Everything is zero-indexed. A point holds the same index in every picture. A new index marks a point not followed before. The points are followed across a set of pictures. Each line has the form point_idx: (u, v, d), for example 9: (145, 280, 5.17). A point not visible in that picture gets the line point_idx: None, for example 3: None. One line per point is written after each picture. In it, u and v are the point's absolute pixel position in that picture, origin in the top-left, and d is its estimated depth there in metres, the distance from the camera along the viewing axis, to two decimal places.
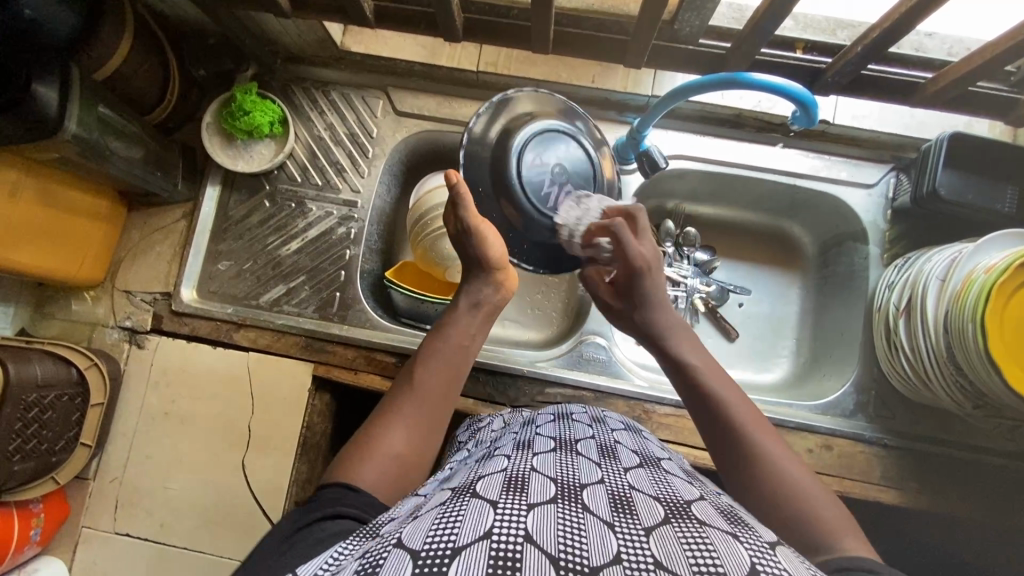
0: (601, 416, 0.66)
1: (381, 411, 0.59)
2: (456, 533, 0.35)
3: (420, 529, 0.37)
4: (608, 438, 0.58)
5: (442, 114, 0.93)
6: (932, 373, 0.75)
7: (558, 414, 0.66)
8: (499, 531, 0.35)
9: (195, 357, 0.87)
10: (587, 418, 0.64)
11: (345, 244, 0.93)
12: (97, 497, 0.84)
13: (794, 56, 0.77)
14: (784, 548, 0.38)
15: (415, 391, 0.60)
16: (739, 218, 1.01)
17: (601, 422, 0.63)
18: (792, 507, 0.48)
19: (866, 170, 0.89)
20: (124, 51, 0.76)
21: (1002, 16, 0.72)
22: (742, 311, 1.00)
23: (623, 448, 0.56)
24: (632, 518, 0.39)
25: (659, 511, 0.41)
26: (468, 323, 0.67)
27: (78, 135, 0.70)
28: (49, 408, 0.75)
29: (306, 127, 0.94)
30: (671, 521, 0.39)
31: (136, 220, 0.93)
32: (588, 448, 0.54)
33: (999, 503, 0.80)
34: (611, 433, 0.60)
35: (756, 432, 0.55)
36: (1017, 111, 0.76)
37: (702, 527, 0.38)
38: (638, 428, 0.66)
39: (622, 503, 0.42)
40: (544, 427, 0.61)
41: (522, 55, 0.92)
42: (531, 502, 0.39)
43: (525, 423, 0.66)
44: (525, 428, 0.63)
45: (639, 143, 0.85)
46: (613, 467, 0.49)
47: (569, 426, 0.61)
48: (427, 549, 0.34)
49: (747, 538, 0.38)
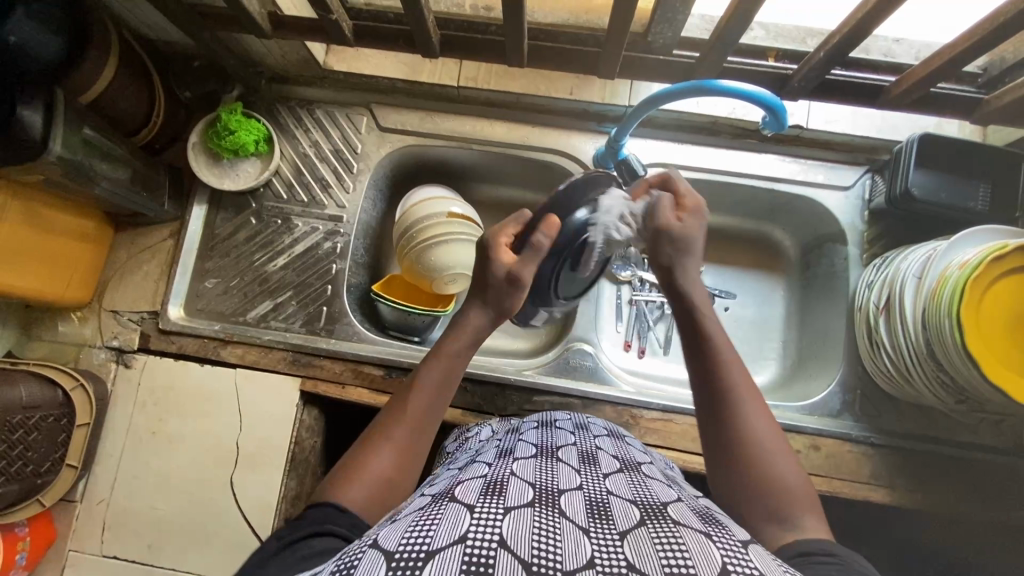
0: (584, 422, 0.66)
1: (370, 434, 0.57)
2: (432, 535, 0.35)
3: (395, 531, 0.37)
4: (590, 444, 0.58)
5: (425, 129, 0.95)
6: (913, 370, 0.76)
7: (541, 421, 0.66)
8: (473, 535, 0.35)
9: (182, 375, 0.88)
10: (570, 425, 0.65)
11: (331, 259, 0.93)
12: (84, 520, 0.84)
13: (767, 63, 0.79)
14: (757, 546, 0.38)
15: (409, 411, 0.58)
16: (721, 224, 1.03)
17: (583, 428, 0.64)
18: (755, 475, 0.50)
19: (841, 173, 0.91)
20: (109, 75, 0.78)
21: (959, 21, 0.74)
22: (728, 315, 1.01)
23: (604, 454, 0.56)
24: (607, 523, 0.39)
25: (635, 513, 0.41)
26: (469, 353, 0.64)
27: (64, 156, 0.71)
28: (35, 429, 0.75)
29: (292, 145, 0.96)
30: (647, 523, 0.39)
31: (123, 240, 0.94)
32: (569, 454, 0.54)
33: (987, 498, 0.80)
34: (593, 440, 0.60)
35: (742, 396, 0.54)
36: (981, 111, 0.78)
37: (678, 529, 0.39)
38: (621, 434, 0.67)
39: (599, 507, 0.42)
40: (527, 435, 0.61)
41: (501, 69, 0.92)
42: (508, 505, 0.39)
43: (509, 431, 0.66)
44: (508, 436, 0.64)
45: (617, 152, 0.87)
46: (592, 473, 0.50)
47: (551, 433, 0.61)
48: (402, 550, 0.34)
49: (720, 537, 0.38)
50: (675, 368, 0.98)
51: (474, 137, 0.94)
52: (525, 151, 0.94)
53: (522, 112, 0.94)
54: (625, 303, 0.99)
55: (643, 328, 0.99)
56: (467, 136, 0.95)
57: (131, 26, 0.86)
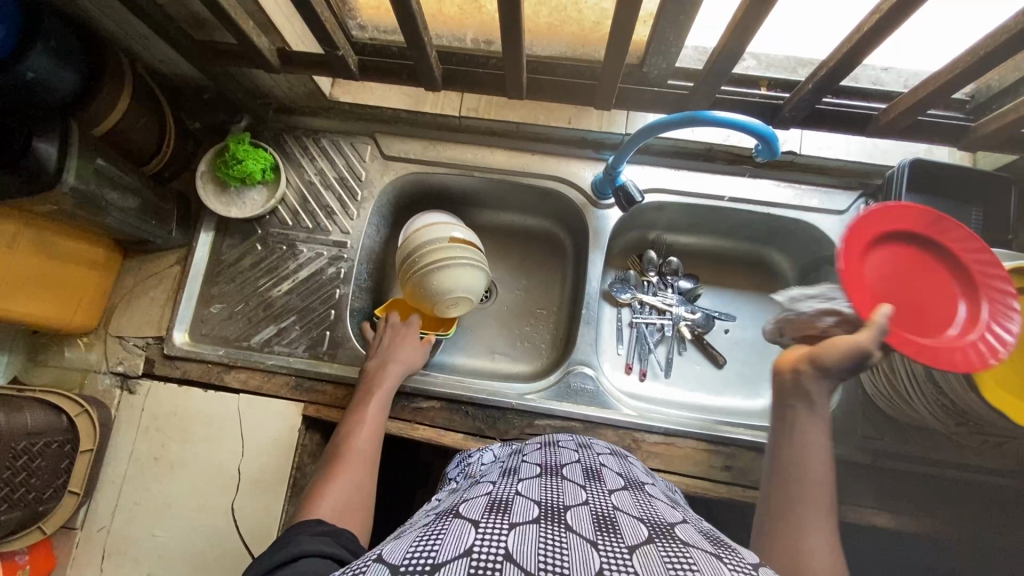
0: (585, 441, 0.67)
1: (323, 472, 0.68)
2: (437, 549, 0.36)
3: (401, 546, 0.38)
4: (593, 461, 0.59)
5: (427, 157, 0.97)
6: (913, 392, 0.76)
7: (544, 442, 0.66)
8: (479, 548, 0.36)
9: (186, 400, 0.88)
10: (572, 443, 0.65)
11: (335, 284, 0.95)
12: (84, 547, 0.83)
13: (759, 92, 0.82)
14: (767, 571, 0.39)
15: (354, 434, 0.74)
16: (719, 247, 1.05)
17: (586, 446, 0.64)
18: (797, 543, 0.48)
19: (836, 197, 0.93)
20: (122, 108, 0.80)
21: (945, 49, 0.75)
22: (728, 337, 1.02)
23: (608, 471, 0.57)
24: (615, 537, 0.40)
25: (642, 530, 0.42)
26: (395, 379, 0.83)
27: (76, 187, 0.73)
28: (38, 456, 0.75)
29: (297, 173, 0.98)
30: (655, 541, 0.40)
31: (130, 267, 0.96)
32: (574, 472, 0.55)
33: (994, 523, 0.80)
34: (597, 457, 0.60)
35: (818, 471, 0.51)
36: (969, 137, 0.79)
37: (686, 548, 0.39)
38: (624, 453, 0.67)
39: (607, 522, 0.42)
40: (530, 455, 0.62)
41: (501, 99, 0.95)
42: (513, 521, 0.40)
43: (513, 452, 0.66)
44: (512, 456, 0.64)
45: (615, 178, 0.89)
46: (598, 489, 0.50)
47: (554, 451, 0.62)
48: (407, 563, 0.35)
49: (730, 559, 0.39)
50: (677, 391, 0.98)
51: (476, 164, 0.97)
52: (525, 178, 0.97)
53: (523, 140, 0.96)
54: (626, 325, 1.01)
55: (644, 350, 0.99)
56: (469, 163, 0.97)
57: (145, 61, 0.89)
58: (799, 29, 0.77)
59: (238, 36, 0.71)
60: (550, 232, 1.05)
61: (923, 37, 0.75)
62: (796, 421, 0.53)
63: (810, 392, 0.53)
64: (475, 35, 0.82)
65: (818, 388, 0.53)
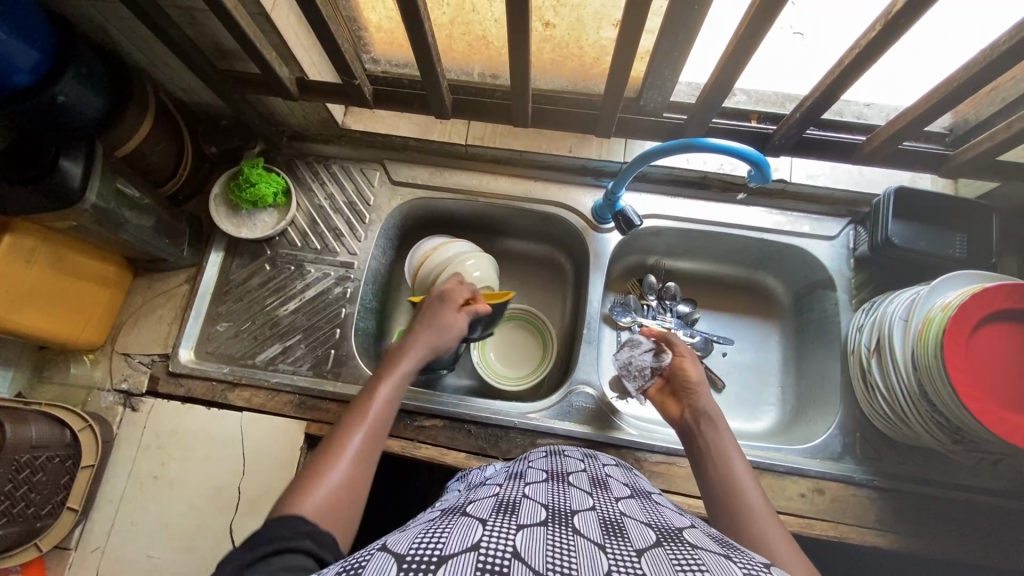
0: (593, 452, 0.67)
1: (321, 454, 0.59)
2: (444, 542, 0.37)
3: (406, 539, 0.39)
4: (600, 471, 0.60)
5: (434, 183, 1.01)
6: (909, 410, 0.78)
7: (549, 451, 0.67)
8: (486, 545, 0.37)
9: (188, 418, 0.88)
10: (578, 453, 0.66)
11: (341, 303, 0.97)
12: (76, 569, 0.81)
13: (749, 124, 0.87)
14: (779, 569, 0.39)
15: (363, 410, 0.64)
16: (715, 272, 1.08)
17: (592, 457, 0.65)
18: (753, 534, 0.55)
19: (827, 224, 0.97)
20: (144, 130, 0.84)
21: (915, 88, 0.80)
22: (726, 361, 1.04)
23: (614, 481, 0.57)
24: (622, 541, 0.41)
25: (650, 534, 0.42)
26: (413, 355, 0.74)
27: (97, 205, 0.76)
28: (40, 470, 0.75)
29: (307, 197, 1.02)
30: (663, 544, 0.41)
31: (140, 285, 0.98)
32: (581, 480, 0.55)
33: (998, 544, 0.80)
34: (603, 467, 0.61)
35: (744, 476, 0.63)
36: (949, 164, 0.84)
37: (693, 550, 0.40)
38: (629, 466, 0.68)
39: (614, 526, 0.43)
40: (536, 462, 0.63)
41: (507, 129, 0.99)
42: (520, 523, 0.41)
43: (517, 460, 0.67)
44: (518, 463, 0.65)
45: (614, 204, 0.92)
46: (604, 496, 0.51)
47: (561, 460, 0.62)
48: (413, 553, 0.36)
49: (739, 559, 0.40)
50: None
51: (481, 190, 1.01)
52: (527, 203, 1.00)
53: (526, 167, 1.00)
54: None
55: None
56: (474, 189, 1.01)
57: (168, 89, 0.94)
58: (782, 67, 0.82)
59: (262, 65, 0.76)
60: (550, 256, 1.09)
61: (896, 73, 0.80)
62: (705, 442, 0.69)
63: (706, 416, 0.73)
64: (483, 69, 0.86)
65: (710, 407, 0.74)
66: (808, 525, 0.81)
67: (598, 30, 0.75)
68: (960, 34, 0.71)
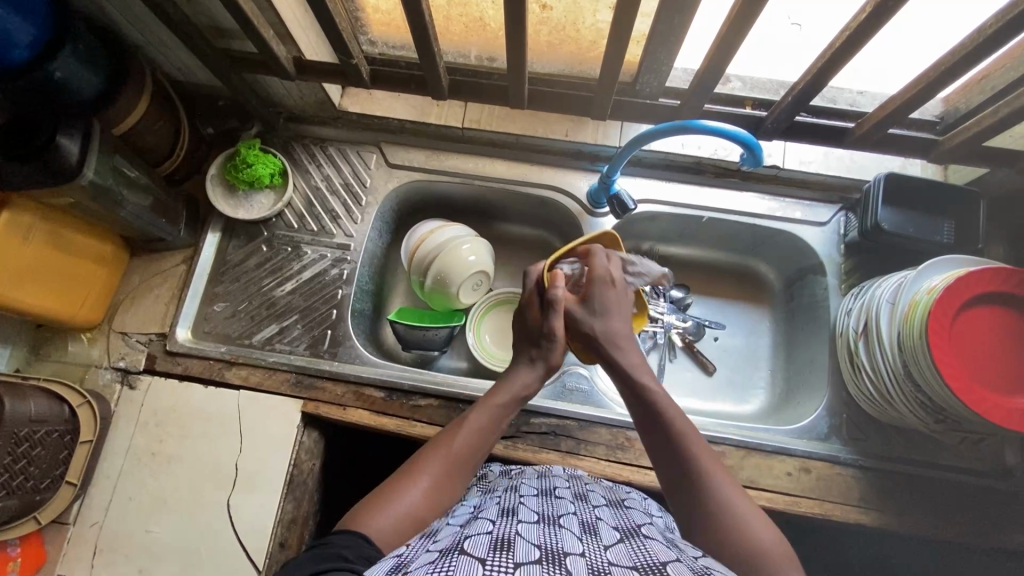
0: (583, 492, 0.68)
1: (405, 475, 0.63)
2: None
3: None
4: (589, 515, 0.59)
5: (430, 166, 1.02)
6: (894, 391, 0.80)
7: (542, 488, 0.67)
8: None
9: (185, 396, 0.89)
10: (569, 494, 0.65)
11: (337, 285, 0.98)
12: (76, 543, 0.83)
13: (745, 110, 0.88)
14: None
15: (447, 447, 0.66)
16: (708, 257, 1.09)
17: (582, 499, 0.65)
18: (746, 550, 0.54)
19: (818, 210, 0.98)
20: (141, 111, 0.84)
21: (901, 75, 0.82)
22: (717, 345, 1.05)
23: (604, 523, 0.57)
24: None
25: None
26: (513, 404, 0.73)
27: (94, 181, 0.76)
28: (39, 444, 0.76)
29: (304, 179, 1.02)
30: None
31: (137, 265, 0.98)
32: (570, 522, 0.56)
33: (977, 521, 0.82)
34: (593, 510, 0.61)
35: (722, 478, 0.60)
36: (937, 150, 0.86)
37: None
38: (619, 501, 0.68)
39: (602, 568, 0.44)
40: (528, 498, 0.62)
41: (503, 112, 1.00)
42: (515, 562, 0.43)
43: (509, 490, 0.66)
44: (509, 494, 0.64)
45: (609, 187, 0.93)
46: (594, 542, 0.51)
47: (552, 502, 0.62)
48: None
49: None
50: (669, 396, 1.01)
51: (476, 173, 1.01)
52: (523, 186, 1.01)
53: (522, 151, 1.01)
54: None
55: None
56: (469, 172, 1.01)
57: (164, 68, 0.94)
58: (775, 54, 0.83)
59: (259, 43, 0.76)
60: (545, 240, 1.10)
61: (890, 57, 0.80)
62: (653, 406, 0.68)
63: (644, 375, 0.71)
64: (479, 51, 0.87)
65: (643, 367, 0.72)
66: (794, 502, 0.83)
67: (595, 12, 0.75)
68: (954, 17, 0.70)
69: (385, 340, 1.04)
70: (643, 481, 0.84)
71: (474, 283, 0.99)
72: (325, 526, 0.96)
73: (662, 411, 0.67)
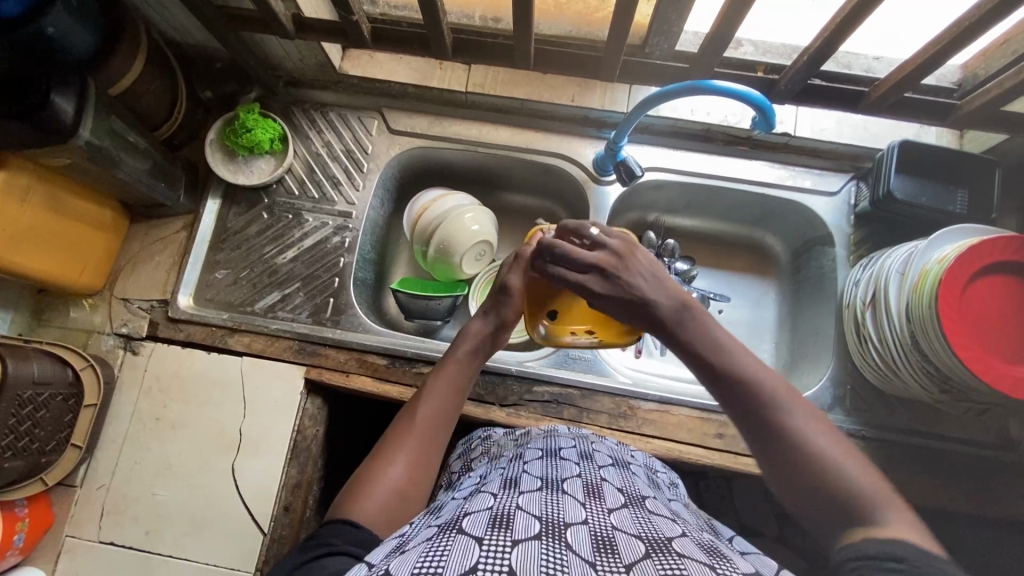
0: (588, 451, 0.67)
1: (379, 453, 0.62)
2: (442, 567, 0.39)
3: (408, 561, 0.41)
4: (594, 476, 0.59)
5: (433, 132, 1.00)
6: (900, 362, 0.79)
7: (545, 448, 0.67)
8: (483, 567, 0.39)
9: (189, 362, 0.89)
10: (574, 454, 0.65)
11: (339, 253, 0.97)
12: (83, 505, 0.84)
13: (757, 75, 0.86)
14: None
15: (415, 418, 0.65)
16: (715, 229, 1.08)
17: (587, 458, 0.65)
18: (843, 497, 0.45)
19: (829, 179, 0.96)
20: (137, 70, 0.82)
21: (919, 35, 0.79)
22: (722, 317, 1.05)
23: (608, 485, 0.57)
24: (613, 557, 0.42)
25: (639, 546, 0.44)
26: (472, 364, 0.72)
27: (91, 143, 0.75)
28: (43, 407, 0.76)
29: (304, 145, 1.00)
30: (652, 555, 0.42)
31: (137, 231, 0.97)
32: (574, 487, 0.55)
33: (977, 492, 0.82)
34: (597, 471, 0.61)
35: (788, 410, 0.50)
36: (954, 115, 0.84)
37: (681, 561, 0.41)
38: (625, 462, 0.68)
39: (605, 541, 0.44)
40: (531, 464, 0.62)
41: (507, 76, 0.97)
42: (515, 538, 0.42)
43: (512, 457, 0.66)
44: (512, 462, 0.64)
45: (616, 153, 0.91)
46: (597, 507, 0.51)
47: (555, 464, 0.61)
48: None
49: (723, 569, 0.41)
50: (673, 367, 1.00)
51: (480, 140, 0.99)
52: (528, 153, 0.99)
53: (527, 117, 0.98)
54: None
55: None
56: (473, 139, 0.99)
57: (159, 28, 0.91)
58: (789, 14, 0.81)
59: None
60: (549, 209, 1.08)
61: (909, 16, 0.77)
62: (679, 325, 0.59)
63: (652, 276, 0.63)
64: (484, 12, 0.84)
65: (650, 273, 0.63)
66: None
67: None
68: None
69: (388, 309, 1.04)
70: (645, 449, 0.84)
71: (479, 254, 0.98)
72: (329, 492, 0.97)
73: (716, 347, 0.56)
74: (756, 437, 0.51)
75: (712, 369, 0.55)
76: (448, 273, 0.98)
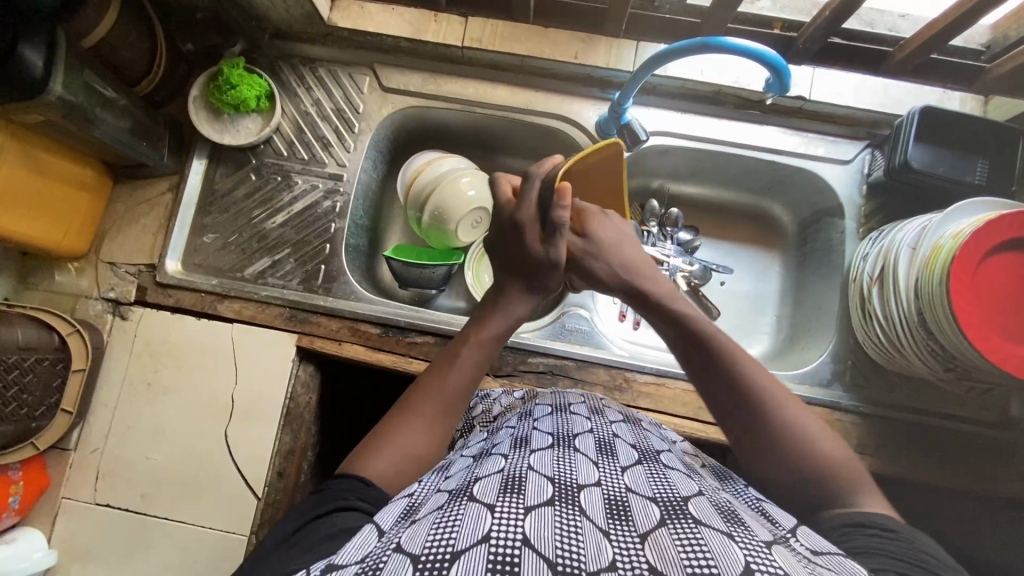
0: (598, 407, 0.66)
1: (399, 412, 0.59)
2: (455, 535, 0.37)
3: (418, 534, 0.39)
4: (606, 432, 0.58)
5: (426, 91, 0.94)
6: (905, 339, 0.77)
7: (555, 405, 0.65)
8: (496, 534, 0.37)
9: (178, 328, 0.87)
10: (585, 410, 0.64)
11: (330, 218, 0.93)
12: (77, 468, 0.84)
13: (772, 32, 0.85)
14: (779, 546, 0.39)
15: (443, 386, 0.61)
16: (719, 198, 1.04)
17: (598, 414, 0.63)
18: (815, 473, 0.51)
19: (843, 147, 0.91)
20: (112, 19, 0.77)
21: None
22: (723, 290, 1.03)
23: (621, 443, 0.56)
24: (627, 525, 0.40)
25: (654, 511, 0.42)
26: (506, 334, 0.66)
27: (64, 98, 0.71)
28: (30, 372, 0.76)
29: (293, 103, 0.95)
30: (667, 521, 0.41)
31: (122, 192, 0.94)
32: (587, 445, 0.54)
33: (972, 469, 0.82)
34: (610, 427, 0.60)
35: (776, 396, 0.55)
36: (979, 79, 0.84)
37: (696, 526, 0.40)
38: (636, 417, 0.67)
39: (618, 506, 0.43)
40: (541, 422, 0.60)
41: (508, 30, 0.91)
42: (527, 505, 0.40)
43: (520, 415, 0.64)
44: (521, 420, 0.62)
45: (620, 116, 0.87)
46: (610, 465, 0.50)
47: (566, 420, 0.60)
48: (427, 553, 0.36)
49: (741, 536, 0.39)
50: None
51: (477, 100, 0.94)
52: (526, 115, 0.94)
53: (528, 75, 0.93)
54: None
55: None
56: (469, 99, 0.94)
57: None
58: None
59: None
60: None
61: None
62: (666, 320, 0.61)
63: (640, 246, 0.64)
64: None
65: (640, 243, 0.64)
66: None
67: None
68: None
69: (381, 276, 1.02)
70: None
71: (475, 224, 0.95)
72: (325, 456, 0.97)
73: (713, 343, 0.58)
74: (737, 427, 0.55)
75: (707, 363, 0.57)
76: (441, 243, 0.95)
